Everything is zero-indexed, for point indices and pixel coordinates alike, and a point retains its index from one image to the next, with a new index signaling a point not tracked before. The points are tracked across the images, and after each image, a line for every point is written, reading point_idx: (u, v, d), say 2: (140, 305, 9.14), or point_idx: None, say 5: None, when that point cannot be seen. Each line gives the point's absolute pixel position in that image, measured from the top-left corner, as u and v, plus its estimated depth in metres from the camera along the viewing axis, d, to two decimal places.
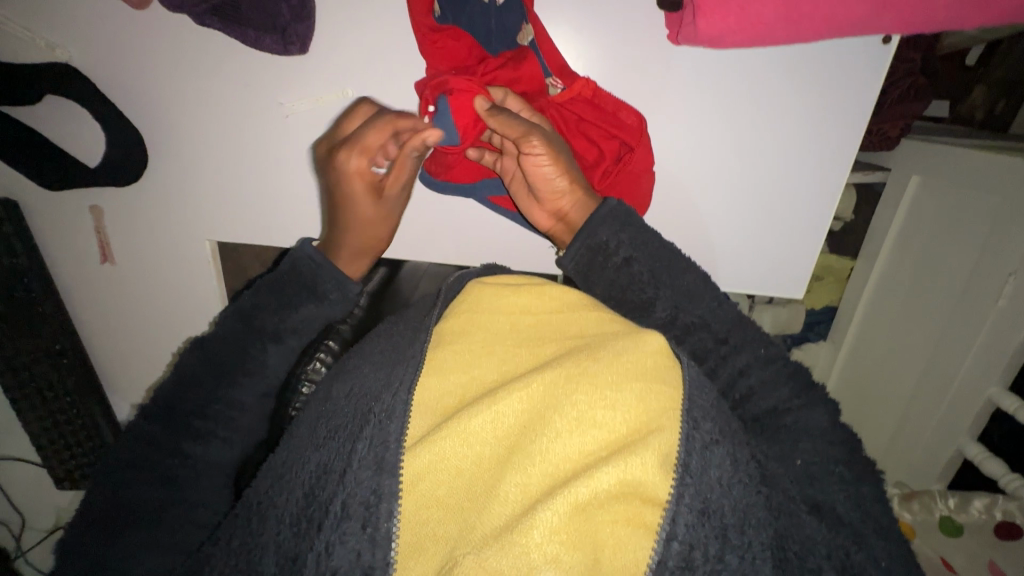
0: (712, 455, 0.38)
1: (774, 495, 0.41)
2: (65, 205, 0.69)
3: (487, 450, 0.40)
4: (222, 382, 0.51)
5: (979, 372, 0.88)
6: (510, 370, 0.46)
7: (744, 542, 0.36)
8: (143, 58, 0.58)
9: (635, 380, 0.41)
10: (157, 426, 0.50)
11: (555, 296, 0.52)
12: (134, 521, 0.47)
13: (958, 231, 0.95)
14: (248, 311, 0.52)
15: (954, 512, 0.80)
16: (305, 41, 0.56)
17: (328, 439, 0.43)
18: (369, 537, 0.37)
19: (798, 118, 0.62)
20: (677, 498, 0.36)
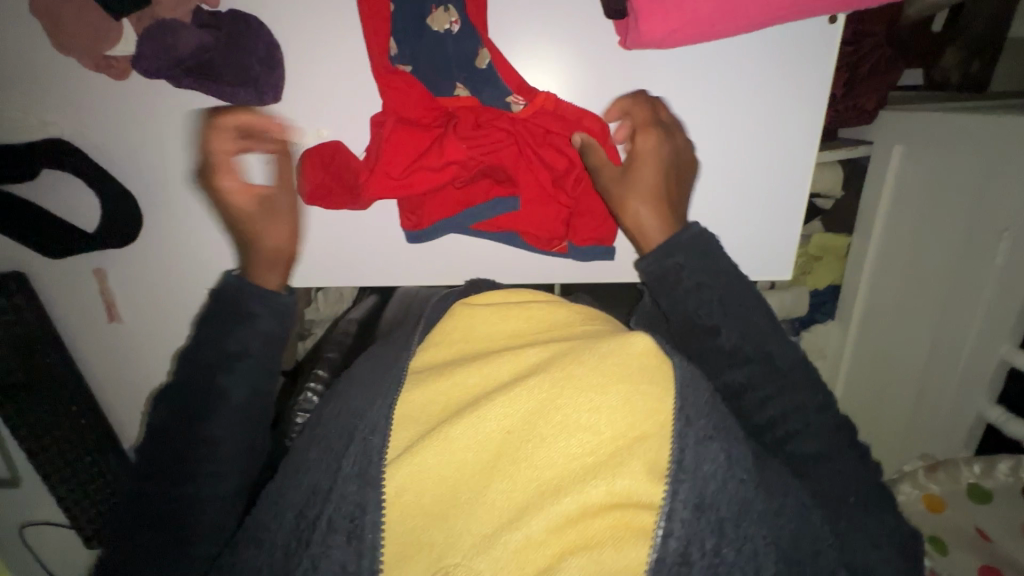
0: (707, 450, 0.40)
1: (783, 499, 0.43)
2: (70, 270, 0.72)
3: (471, 456, 0.40)
4: (193, 423, 0.48)
5: (989, 331, 0.87)
6: (492, 375, 0.45)
7: (740, 536, 0.39)
8: (129, 124, 0.62)
9: (619, 383, 0.41)
10: (144, 475, 0.49)
11: (546, 317, 0.52)
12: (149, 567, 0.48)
13: (949, 193, 0.94)
14: (200, 347, 0.50)
15: (980, 478, 0.77)
16: (278, 88, 0.60)
17: (318, 459, 0.46)
18: (354, 550, 0.40)
19: (760, 105, 0.63)
20: (671, 494, 0.38)
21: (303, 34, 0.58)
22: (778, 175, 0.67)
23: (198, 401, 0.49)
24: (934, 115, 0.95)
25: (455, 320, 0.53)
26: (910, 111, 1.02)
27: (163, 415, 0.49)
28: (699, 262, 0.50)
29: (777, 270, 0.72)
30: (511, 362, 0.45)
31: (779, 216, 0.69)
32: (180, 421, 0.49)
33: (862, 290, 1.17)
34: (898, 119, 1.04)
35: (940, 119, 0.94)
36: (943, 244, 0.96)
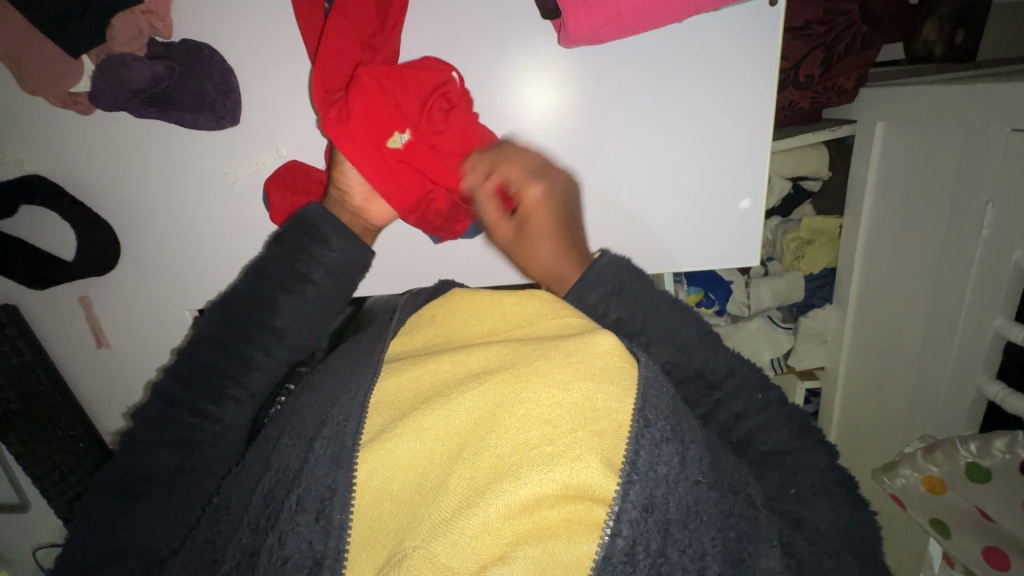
0: (660, 453, 0.38)
1: (736, 501, 0.40)
2: (58, 300, 0.75)
3: (439, 446, 0.40)
4: (239, 344, 0.54)
5: (981, 305, 0.84)
6: (462, 365, 0.45)
7: (686, 537, 0.36)
8: (98, 155, 0.64)
9: (583, 380, 0.40)
10: (179, 385, 0.54)
11: (516, 314, 0.51)
12: (145, 490, 0.51)
13: (934, 166, 0.92)
14: (263, 265, 0.57)
15: (977, 457, 0.75)
16: (235, 112, 0.62)
17: (290, 446, 0.45)
18: (322, 528, 0.38)
19: (713, 93, 0.63)
20: (621, 496, 0.36)
21: (255, 58, 0.60)
22: (735, 160, 0.67)
23: (227, 367, 0.54)
24: (912, 89, 0.93)
25: (453, 302, 0.56)
26: (889, 87, 1.00)
27: (185, 378, 0.54)
28: (628, 286, 0.53)
29: (742, 257, 0.72)
30: (482, 354, 0.45)
31: (739, 201, 0.69)
32: (203, 384, 0.54)
33: (857, 271, 1.14)
34: (878, 95, 1.03)
35: (918, 92, 0.92)
36: (931, 218, 0.93)
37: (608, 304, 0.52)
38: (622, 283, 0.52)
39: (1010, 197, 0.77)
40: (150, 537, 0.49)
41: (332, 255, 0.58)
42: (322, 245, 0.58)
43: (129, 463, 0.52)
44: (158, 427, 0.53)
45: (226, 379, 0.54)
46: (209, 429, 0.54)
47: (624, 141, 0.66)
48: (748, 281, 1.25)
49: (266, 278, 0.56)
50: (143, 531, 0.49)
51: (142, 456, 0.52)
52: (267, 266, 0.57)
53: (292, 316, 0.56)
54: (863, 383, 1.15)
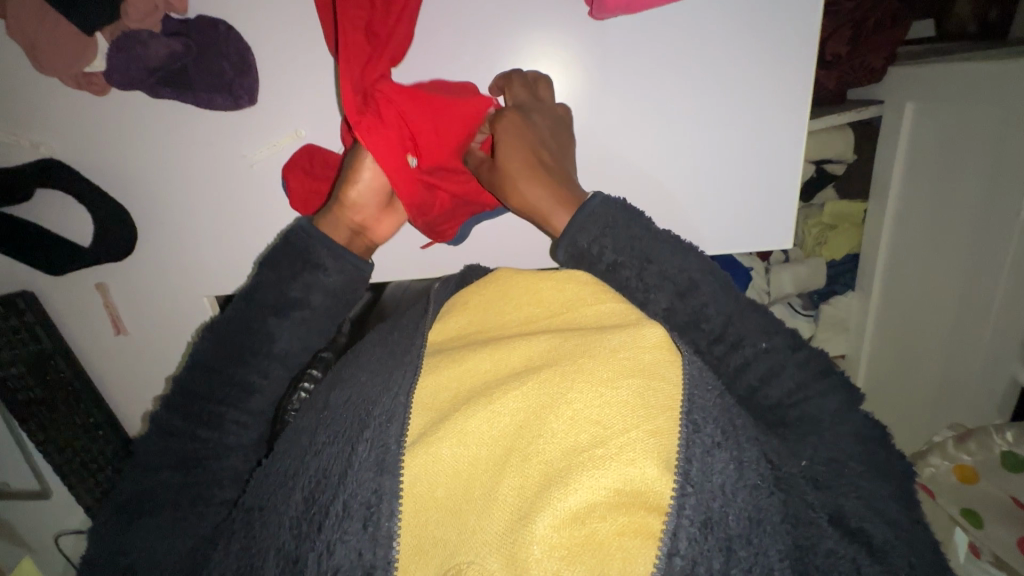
0: (714, 460, 0.36)
1: (790, 499, 0.39)
2: (77, 287, 0.74)
3: (483, 451, 0.38)
4: (235, 365, 0.54)
5: (1016, 292, 0.81)
6: (504, 363, 0.44)
7: (750, 554, 0.34)
8: (113, 137, 0.63)
9: (632, 376, 0.39)
10: (177, 416, 0.54)
11: (554, 301, 0.50)
12: (150, 508, 0.52)
13: (966, 148, 0.89)
14: (251, 291, 0.56)
15: (1014, 446, 0.74)
16: (253, 93, 0.60)
17: (328, 443, 0.44)
18: (370, 536, 0.37)
19: (749, 75, 0.61)
20: (678, 510, 0.34)
21: (272, 36, 0.58)
22: (770, 144, 0.65)
23: (226, 395, 0.54)
24: (946, 67, 0.90)
25: (496, 285, 0.54)
26: (921, 66, 0.96)
27: (183, 407, 0.54)
28: (618, 221, 0.52)
29: (775, 240, 0.70)
30: (525, 351, 0.44)
31: (776, 185, 0.67)
32: (207, 410, 0.54)
33: (882, 257, 1.11)
34: (908, 75, 0.99)
35: (952, 71, 0.89)
36: (964, 202, 0.90)
37: (604, 247, 0.51)
38: (609, 224, 0.51)
39: None
40: (160, 548, 0.50)
41: (328, 279, 0.56)
42: (316, 270, 0.55)
43: (136, 484, 0.53)
44: (163, 451, 0.54)
45: (229, 407, 0.55)
46: (213, 450, 0.55)
47: (659, 123, 0.64)
48: (768, 268, 1.22)
49: (258, 306, 0.55)
50: (152, 544, 0.50)
51: (148, 476, 0.53)
52: (257, 292, 0.55)
53: (291, 338, 0.56)
54: (887, 373, 1.13)
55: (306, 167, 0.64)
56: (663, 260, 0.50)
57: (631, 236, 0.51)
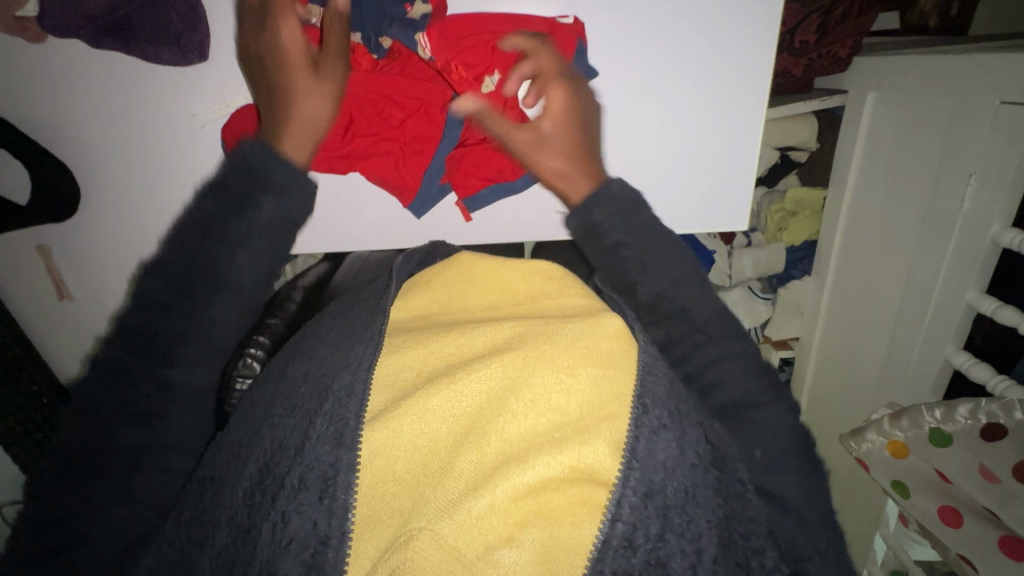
0: (659, 438, 0.40)
1: (724, 480, 0.42)
2: (17, 248, 0.70)
3: (443, 428, 0.40)
4: (190, 301, 0.43)
5: (956, 278, 0.86)
6: (467, 345, 0.45)
7: (684, 521, 0.38)
8: (53, 88, 0.59)
9: (588, 365, 0.42)
10: (123, 354, 0.43)
11: (519, 288, 0.52)
12: (102, 470, 0.42)
13: (920, 139, 0.92)
14: (205, 222, 0.43)
15: (942, 423, 0.77)
16: (203, 46, 0.57)
17: (283, 417, 0.43)
18: (325, 508, 0.38)
19: (713, 58, 0.62)
20: (622, 483, 0.38)
21: None
22: (729, 125, 0.66)
23: (166, 335, 0.42)
24: (905, 59, 0.93)
25: (457, 268, 0.55)
26: (884, 56, 0.98)
27: (127, 340, 0.43)
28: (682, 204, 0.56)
29: (730, 222, 0.71)
30: (486, 335, 0.45)
31: (734, 170, 0.68)
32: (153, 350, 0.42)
33: (838, 243, 1.15)
34: (871, 65, 1.01)
35: (911, 63, 0.92)
36: (914, 192, 0.94)
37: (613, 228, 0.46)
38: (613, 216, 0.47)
39: (992, 171, 0.78)
40: (117, 519, 0.43)
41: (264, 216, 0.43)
42: (249, 205, 0.43)
43: (90, 437, 0.42)
44: (116, 400, 0.42)
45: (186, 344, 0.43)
46: (173, 399, 0.44)
47: (625, 100, 0.64)
48: (731, 250, 1.26)
49: (189, 243, 0.43)
50: (108, 513, 0.42)
51: (94, 438, 0.42)
52: (214, 224, 0.43)
53: (247, 266, 0.44)
54: (836, 354, 1.19)
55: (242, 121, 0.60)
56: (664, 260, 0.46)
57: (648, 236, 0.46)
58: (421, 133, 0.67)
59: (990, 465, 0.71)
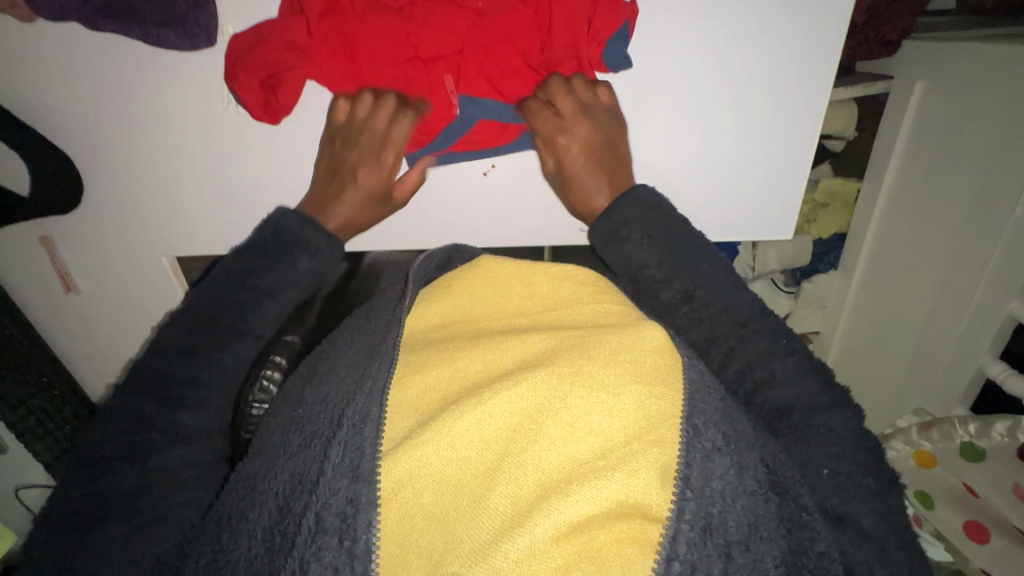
0: (714, 464, 0.33)
1: (786, 506, 0.35)
2: (14, 239, 0.66)
3: (473, 454, 0.34)
4: (216, 344, 0.50)
5: (1000, 286, 0.81)
6: (496, 361, 0.39)
7: (749, 561, 0.32)
8: (47, 70, 0.54)
9: (633, 382, 0.35)
10: (134, 396, 0.47)
11: (549, 295, 0.45)
12: (111, 514, 0.44)
13: (970, 134, 0.86)
14: (239, 273, 0.52)
15: (974, 437, 0.75)
16: (210, 30, 0.52)
17: (302, 447, 0.38)
18: (347, 551, 0.32)
19: (777, 53, 0.56)
20: (678, 515, 0.32)
21: None
22: (785, 129, 0.59)
23: (189, 370, 0.49)
24: (962, 44, 0.85)
25: (482, 271, 0.48)
26: (938, 41, 0.91)
27: (151, 388, 0.48)
28: (645, 218, 0.51)
29: (774, 228, 0.66)
30: (517, 348, 0.39)
31: (785, 169, 0.62)
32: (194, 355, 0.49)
33: (869, 238, 1.10)
34: (922, 50, 0.94)
35: (968, 49, 0.84)
36: (959, 190, 0.88)
37: (632, 236, 0.51)
38: (630, 221, 0.52)
39: None
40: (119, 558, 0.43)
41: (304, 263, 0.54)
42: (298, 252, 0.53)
43: (93, 486, 0.44)
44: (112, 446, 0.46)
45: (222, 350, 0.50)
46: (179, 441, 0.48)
47: (672, 94, 0.57)
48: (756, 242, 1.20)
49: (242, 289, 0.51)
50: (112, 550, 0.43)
51: (99, 483, 0.44)
52: (246, 273, 0.52)
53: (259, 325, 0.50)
54: (859, 352, 1.15)
55: (246, 64, 0.52)
56: (684, 258, 0.50)
57: (660, 227, 0.51)
58: (435, 103, 0.56)
59: None
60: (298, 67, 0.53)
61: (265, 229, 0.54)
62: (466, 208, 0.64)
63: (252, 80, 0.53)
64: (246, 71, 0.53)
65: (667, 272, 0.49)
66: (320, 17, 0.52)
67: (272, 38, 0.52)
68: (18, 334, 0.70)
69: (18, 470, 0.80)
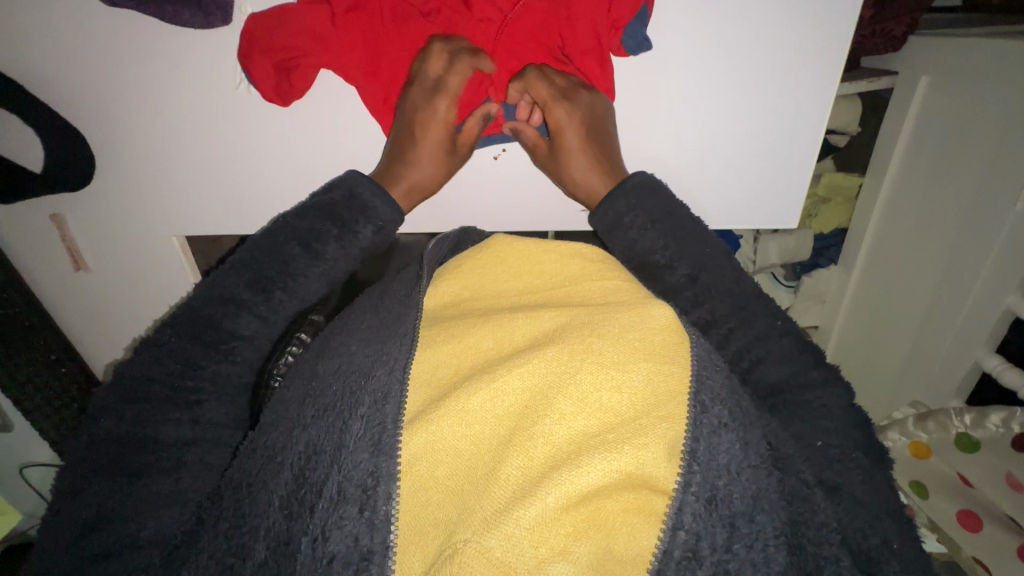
0: (720, 439, 0.33)
1: (786, 479, 0.36)
2: (25, 216, 0.66)
3: (487, 430, 0.35)
4: (259, 297, 0.48)
5: (997, 281, 0.82)
6: (507, 340, 0.40)
7: (753, 531, 0.32)
8: (61, 45, 0.54)
9: (642, 360, 0.36)
10: (183, 340, 0.46)
11: (556, 273, 0.46)
12: (152, 462, 0.42)
13: (973, 130, 0.87)
14: (298, 234, 0.50)
15: (970, 429, 0.76)
16: (226, 9, 0.52)
17: (317, 418, 0.37)
18: (366, 521, 0.32)
19: (790, 43, 0.56)
20: (684, 486, 0.32)
21: None
22: (795, 122, 0.60)
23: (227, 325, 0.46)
24: (967, 41, 0.86)
25: (494, 252, 0.48)
26: (944, 37, 0.91)
27: (197, 333, 0.46)
28: (660, 211, 0.52)
29: (780, 218, 0.66)
30: (527, 327, 0.40)
31: (791, 160, 0.63)
32: (212, 343, 0.46)
33: (870, 234, 1.11)
34: (927, 47, 0.94)
35: (974, 46, 0.85)
36: (962, 185, 0.89)
37: (635, 221, 0.52)
38: (633, 207, 0.53)
39: None
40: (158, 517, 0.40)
41: (364, 235, 0.52)
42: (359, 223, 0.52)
43: (133, 427, 0.42)
44: (159, 384, 0.44)
45: (239, 341, 0.47)
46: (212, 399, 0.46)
47: (684, 83, 0.58)
48: (758, 235, 1.20)
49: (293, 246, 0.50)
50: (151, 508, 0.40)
51: (145, 424, 0.42)
52: (308, 237, 0.50)
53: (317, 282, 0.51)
54: (857, 347, 1.17)
55: (262, 44, 0.52)
56: (687, 241, 0.50)
57: (661, 212, 0.52)
58: None
59: (1018, 474, 0.69)
60: (314, 54, 0.53)
61: (337, 193, 0.53)
62: (474, 191, 0.65)
63: (268, 64, 0.53)
64: (262, 55, 0.53)
65: (672, 257, 0.50)
66: (346, 10, 0.53)
67: (291, 22, 0.52)
68: (26, 310, 0.70)
69: (23, 447, 0.80)
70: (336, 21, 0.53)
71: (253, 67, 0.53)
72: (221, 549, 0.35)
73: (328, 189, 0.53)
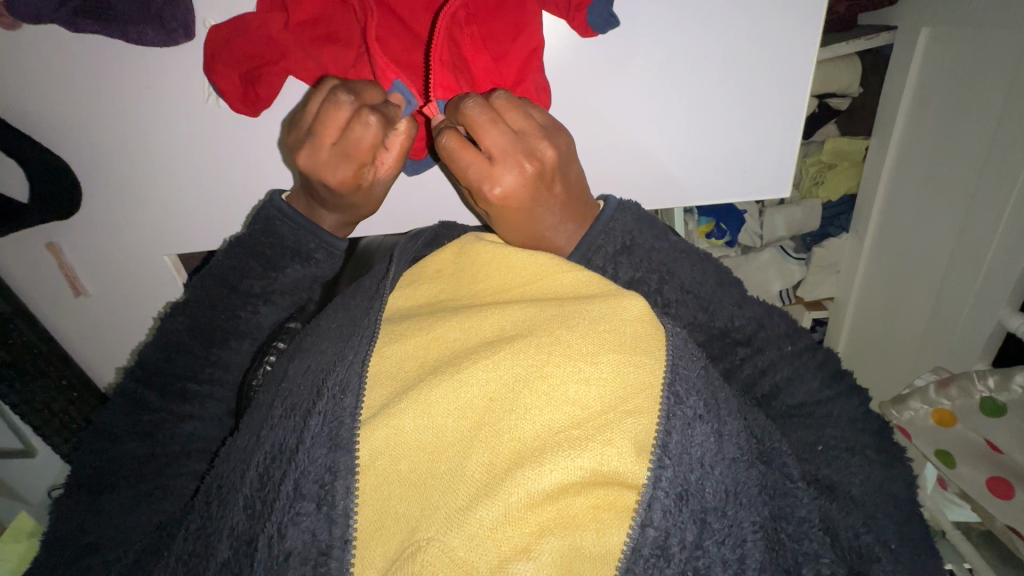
0: (694, 434, 0.32)
1: (768, 473, 0.35)
2: (22, 247, 0.67)
3: (449, 424, 0.34)
4: (211, 345, 0.48)
5: (1014, 233, 0.76)
6: (473, 331, 0.39)
7: (724, 526, 0.31)
8: (34, 74, 0.55)
9: (611, 351, 0.35)
10: (141, 383, 0.47)
11: (524, 267, 0.44)
12: (122, 480, 0.46)
13: (980, 79, 0.82)
14: (229, 276, 0.49)
15: (995, 393, 0.69)
16: (189, 26, 0.52)
17: (283, 417, 0.37)
18: (325, 516, 0.32)
19: (765, 8, 0.54)
20: (654, 482, 0.31)
21: None
22: (776, 89, 0.58)
23: (189, 368, 0.48)
24: None
25: (464, 253, 0.47)
26: None
27: (154, 377, 0.47)
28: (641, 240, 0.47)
29: (769, 190, 0.64)
30: (494, 319, 0.39)
31: (776, 129, 0.60)
32: (171, 374, 0.47)
33: (879, 199, 1.07)
34: None
35: None
36: (974, 139, 0.84)
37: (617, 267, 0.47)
38: (633, 237, 0.47)
39: None
40: (122, 531, 0.45)
41: (301, 274, 0.50)
42: (304, 263, 0.50)
43: (101, 453, 0.46)
44: (125, 414, 0.47)
45: (189, 380, 0.48)
46: (176, 425, 0.48)
47: (656, 57, 0.56)
48: (762, 209, 1.19)
49: (236, 289, 0.49)
50: (116, 522, 0.45)
51: (109, 449, 0.46)
52: (239, 278, 0.49)
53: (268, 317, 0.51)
54: (872, 316, 1.13)
55: (224, 56, 0.52)
56: (684, 275, 0.46)
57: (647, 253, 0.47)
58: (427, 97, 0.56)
59: None
60: (276, 63, 0.52)
61: (257, 223, 0.50)
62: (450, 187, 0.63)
63: (233, 76, 0.53)
64: (225, 68, 0.52)
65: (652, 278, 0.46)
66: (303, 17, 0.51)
67: (249, 30, 0.51)
68: (33, 337, 0.72)
69: (40, 471, 0.82)
70: (297, 31, 0.51)
71: (219, 81, 0.53)
72: (188, 550, 0.36)
73: (255, 221, 0.50)
